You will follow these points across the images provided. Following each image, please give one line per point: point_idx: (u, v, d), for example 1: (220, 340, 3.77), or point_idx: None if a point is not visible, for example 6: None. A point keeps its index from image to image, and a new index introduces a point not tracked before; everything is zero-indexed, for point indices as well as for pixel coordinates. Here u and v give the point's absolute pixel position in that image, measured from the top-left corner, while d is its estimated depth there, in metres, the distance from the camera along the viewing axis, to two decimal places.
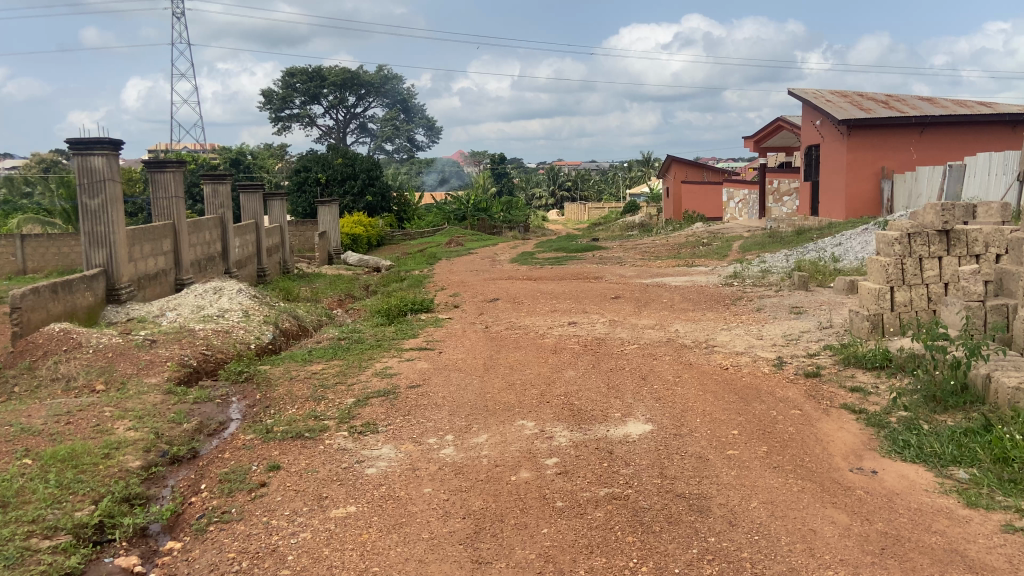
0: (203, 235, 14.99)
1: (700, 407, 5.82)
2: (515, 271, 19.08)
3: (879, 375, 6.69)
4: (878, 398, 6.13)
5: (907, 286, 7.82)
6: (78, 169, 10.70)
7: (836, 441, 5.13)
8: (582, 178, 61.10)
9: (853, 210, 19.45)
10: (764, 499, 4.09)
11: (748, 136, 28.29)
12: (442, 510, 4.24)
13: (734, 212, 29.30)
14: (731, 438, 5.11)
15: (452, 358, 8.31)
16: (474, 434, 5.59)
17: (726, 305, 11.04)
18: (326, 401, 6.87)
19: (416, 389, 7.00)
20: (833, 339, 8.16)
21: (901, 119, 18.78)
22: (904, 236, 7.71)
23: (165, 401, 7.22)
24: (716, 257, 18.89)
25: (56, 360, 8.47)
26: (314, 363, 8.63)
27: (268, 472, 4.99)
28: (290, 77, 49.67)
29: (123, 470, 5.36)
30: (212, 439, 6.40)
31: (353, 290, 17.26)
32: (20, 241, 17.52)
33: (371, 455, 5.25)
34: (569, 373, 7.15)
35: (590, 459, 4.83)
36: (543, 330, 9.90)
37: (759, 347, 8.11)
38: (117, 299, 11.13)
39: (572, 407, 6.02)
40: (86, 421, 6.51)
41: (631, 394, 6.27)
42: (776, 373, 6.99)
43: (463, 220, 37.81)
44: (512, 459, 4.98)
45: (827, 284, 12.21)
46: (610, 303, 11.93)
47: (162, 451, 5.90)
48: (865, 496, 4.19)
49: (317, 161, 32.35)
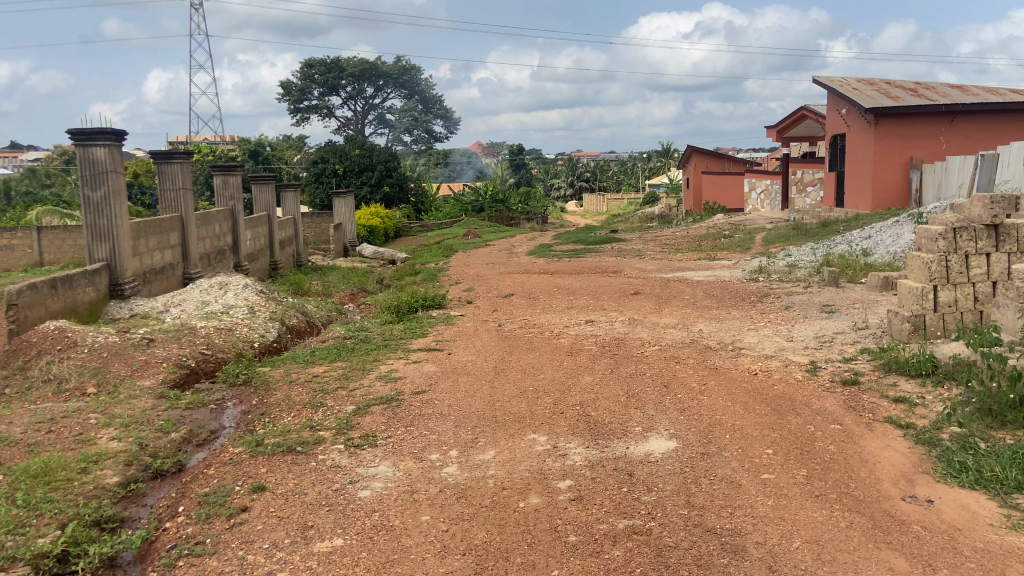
0: (213, 228, 14.59)
1: (729, 421, 5.28)
2: (532, 264, 18.51)
3: (925, 384, 6.10)
4: (925, 410, 5.56)
5: (951, 285, 7.22)
6: (80, 161, 10.32)
7: (885, 463, 4.58)
8: (601, 169, 60.17)
9: (880, 201, 18.72)
10: (807, 538, 3.57)
11: (772, 125, 27.51)
12: (439, 544, 3.77)
13: (756, 203, 28.54)
14: (765, 459, 4.58)
15: (461, 361, 7.80)
16: (480, 449, 5.10)
17: (751, 303, 10.46)
18: (324, 408, 6.41)
19: (421, 395, 6.51)
20: (871, 342, 7.57)
21: (933, 107, 18.00)
22: (949, 231, 7.09)
23: (156, 407, 6.78)
24: (739, 250, 18.28)
25: (48, 361, 8.07)
26: (316, 365, 8.17)
27: (251, 494, 4.53)
28: (309, 68, 49.19)
29: (98, 488, 4.92)
30: (200, 450, 5.99)
31: (365, 284, 16.84)
32: (36, 232, 17.20)
33: (365, 474, 4.77)
34: (585, 380, 6.65)
35: (607, 483, 4.33)
36: (559, 329, 9.38)
37: (790, 350, 7.54)
38: (120, 294, 10.73)
39: (587, 419, 5.51)
40: (68, 429, 6.09)
41: (652, 405, 5.73)
42: (810, 380, 6.44)
43: (482, 211, 37.13)
44: (520, 482, 4.48)
45: (859, 281, 11.57)
46: (629, 300, 11.38)
47: (144, 465, 5.46)
48: (923, 534, 3.66)
49: (334, 152, 32.03)
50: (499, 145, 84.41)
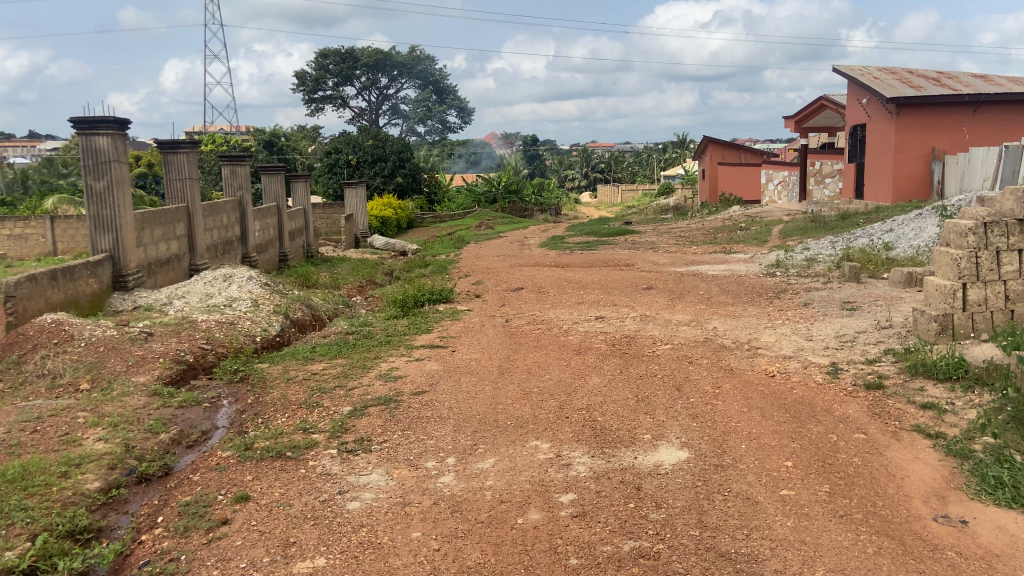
0: (220, 219, 14.37)
1: (745, 429, 4.96)
2: (544, 256, 18.18)
3: (954, 389, 5.74)
4: (956, 418, 5.21)
5: (981, 283, 6.83)
6: (83, 149, 10.08)
7: (914, 478, 4.24)
8: (616, 160, 59.55)
9: (900, 193, 18.20)
10: (830, 566, 3.26)
11: (790, 115, 26.96)
12: (428, 565, 3.48)
13: (773, 195, 28.02)
14: (784, 472, 4.26)
15: (465, 359, 7.50)
16: (479, 457, 4.81)
17: (768, 299, 10.10)
18: (320, 409, 6.13)
19: (421, 397, 6.22)
20: (895, 342, 7.21)
21: (957, 97, 17.49)
22: (980, 226, 6.70)
23: (147, 406, 6.52)
24: (756, 243, 17.84)
25: (44, 355, 7.81)
26: (316, 361, 7.90)
27: (234, 505, 4.26)
28: (323, 58, 48.80)
29: (77, 495, 4.67)
30: (190, 452, 5.76)
31: (374, 276, 16.59)
32: (49, 221, 17.06)
33: (356, 483, 4.49)
34: (592, 382, 6.32)
35: (613, 497, 4.03)
36: (568, 326, 9.08)
37: (809, 350, 7.18)
38: (124, 286, 10.50)
39: (594, 425, 5.19)
40: (55, 429, 5.83)
41: (663, 411, 5.41)
42: (831, 384, 6.09)
43: (494, 202, 36.79)
44: (520, 494, 4.18)
45: (880, 276, 11.17)
46: (642, 295, 11.04)
47: (128, 469, 5.21)
48: (959, 562, 3.34)
49: (347, 143, 31.78)
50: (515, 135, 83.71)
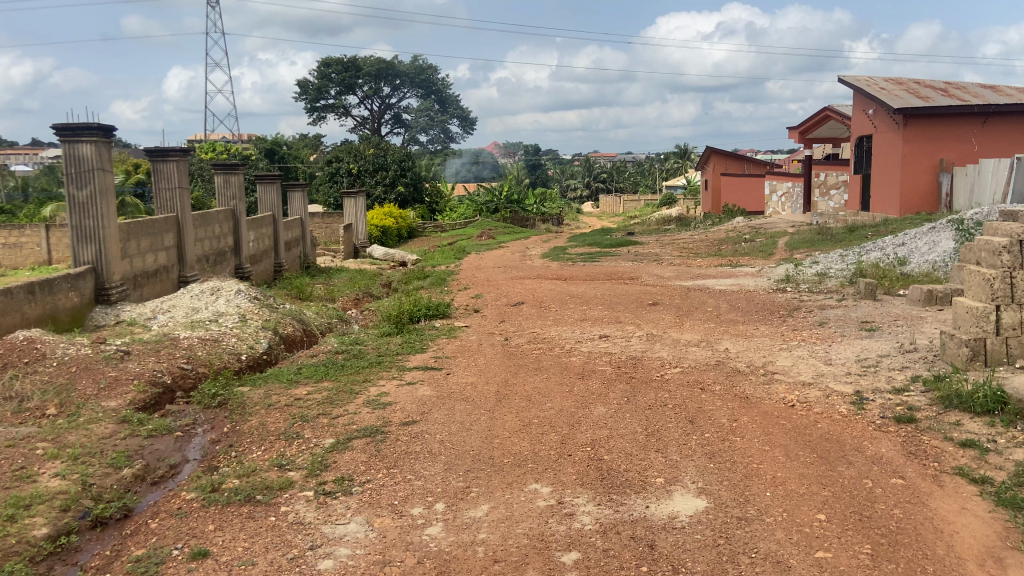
0: (212, 229, 13.86)
1: (769, 472, 4.45)
2: (545, 269, 17.63)
3: (993, 425, 5.20)
4: (1000, 459, 4.67)
5: (1017, 305, 6.26)
6: (65, 158, 9.54)
7: (964, 535, 3.72)
8: (618, 169, 59.10)
9: (909, 206, 17.69)
10: None
11: (795, 125, 26.49)
12: None
13: (777, 206, 27.56)
14: (817, 528, 3.74)
15: (460, 383, 6.98)
16: (471, 504, 4.28)
17: (781, 317, 9.59)
18: (300, 441, 5.61)
19: (410, 428, 5.70)
20: (922, 368, 6.69)
21: (969, 107, 17.00)
22: (1015, 244, 6.14)
23: (114, 434, 5.98)
24: (763, 256, 17.29)
25: (12, 375, 7.24)
26: (300, 385, 7.38)
27: (189, 563, 3.75)
28: (326, 67, 48.45)
29: (21, 543, 4.14)
30: (155, 490, 5.26)
31: (371, 287, 16.10)
32: (44, 230, 16.55)
33: (330, 536, 3.97)
34: (597, 411, 5.80)
35: (622, 559, 3.52)
36: (569, 346, 8.56)
37: (830, 376, 6.66)
38: (106, 299, 9.98)
39: (599, 466, 4.67)
40: (9, 461, 5.26)
41: (676, 449, 4.89)
42: (858, 416, 5.57)
43: (496, 212, 36.19)
44: (517, 552, 3.67)
45: (896, 292, 10.67)
46: (647, 312, 10.53)
47: (82, 511, 4.67)
48: None
49: (348, 152, 31.37)
50: (516, 144, 83.53)
